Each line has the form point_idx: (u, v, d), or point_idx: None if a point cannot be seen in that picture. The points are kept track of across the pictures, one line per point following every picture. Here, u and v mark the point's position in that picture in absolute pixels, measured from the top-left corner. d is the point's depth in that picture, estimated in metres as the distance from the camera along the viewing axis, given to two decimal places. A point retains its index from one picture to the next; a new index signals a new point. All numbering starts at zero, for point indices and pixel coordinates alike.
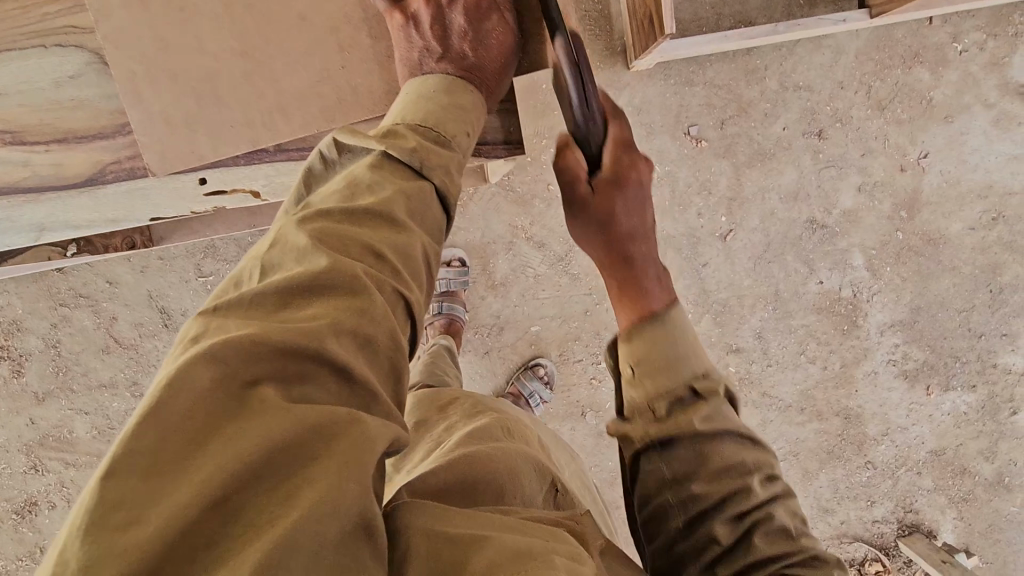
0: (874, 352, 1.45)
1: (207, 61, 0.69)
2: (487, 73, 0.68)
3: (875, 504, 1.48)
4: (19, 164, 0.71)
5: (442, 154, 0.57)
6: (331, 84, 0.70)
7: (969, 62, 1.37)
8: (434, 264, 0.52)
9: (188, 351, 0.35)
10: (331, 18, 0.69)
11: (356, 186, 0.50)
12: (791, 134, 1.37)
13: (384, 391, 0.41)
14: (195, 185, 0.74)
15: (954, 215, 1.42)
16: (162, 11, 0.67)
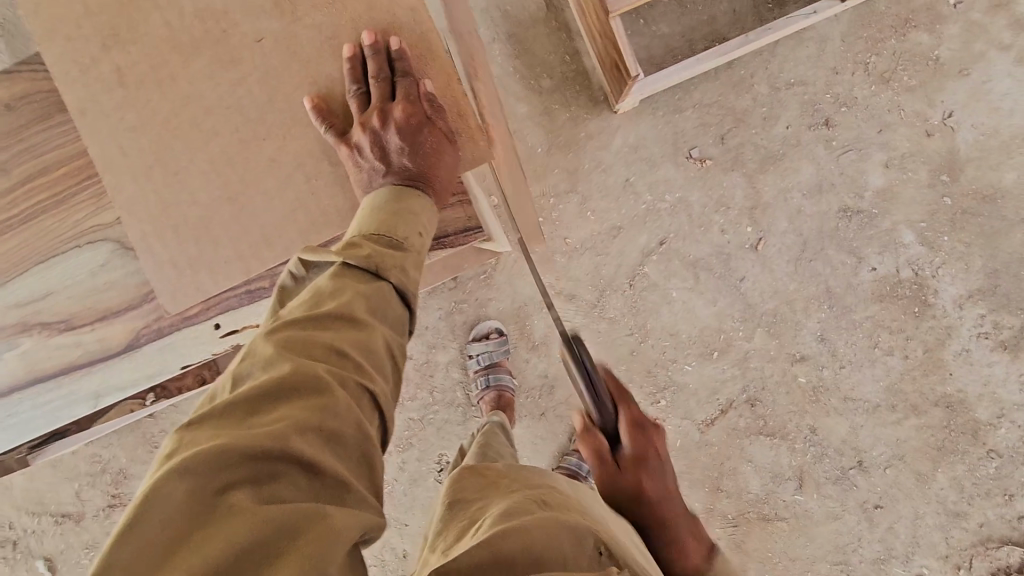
0: (959, 329, 1.32)
1: (201, 210, 0.78)
2: (430, 177, 0.74)
3: (1015, 498, 1.31)
4: (74, 345, 0.84)
5: (395, 256, 0.63)
6: (305, 209, 0.78)
7: (967, 11, 1.31)
8: (398, 353, 0.60)
9: (163, 468, 0.42)
10: (297, 156, 0.78)
11: (320, 294, 0.58)
12: (796, 130, 1.34)
13: (352, 476, 0.49)
14: (211, 330, 0.84)
15: (1003, 166, 1.32)
16: (162, 178, 0.78)
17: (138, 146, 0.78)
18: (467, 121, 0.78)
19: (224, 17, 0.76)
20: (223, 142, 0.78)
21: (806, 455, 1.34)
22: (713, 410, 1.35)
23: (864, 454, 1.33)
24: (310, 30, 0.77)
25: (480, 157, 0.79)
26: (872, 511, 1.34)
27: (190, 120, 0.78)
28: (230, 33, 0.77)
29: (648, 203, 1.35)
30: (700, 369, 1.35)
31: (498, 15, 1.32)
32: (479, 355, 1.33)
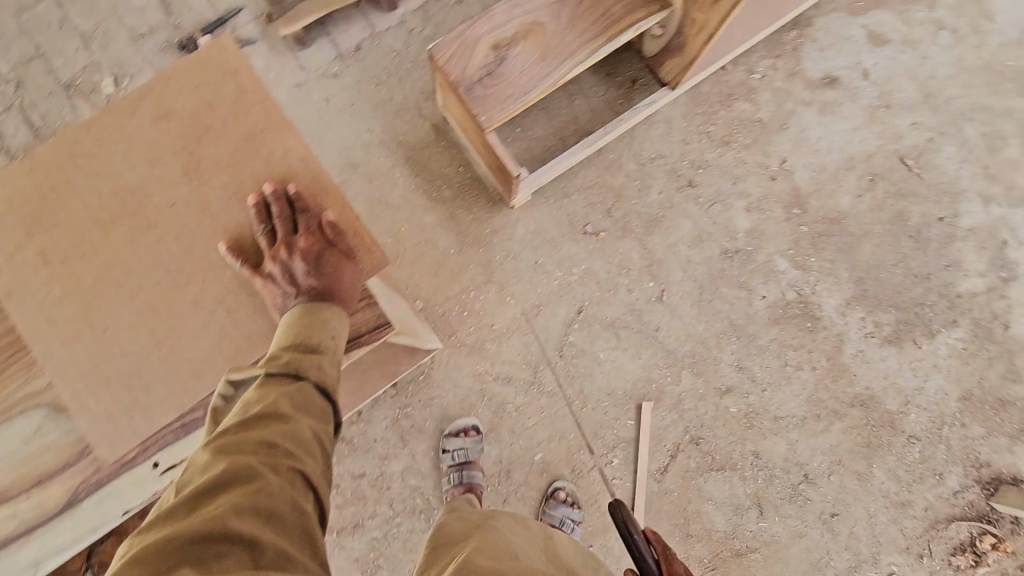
0: (849, 335, 1.49)
1: (132, 360, 0.82)
2: (337, 291, 0.83)
3: (946, 475, 1.42)
4: (10, 516, 0.86)
5: (312, 358, 0.74)
6: (230, 339, 0.84)
7: (771, 81, 1.62)
8: (325, 437, 0.69)
9: (123, 563, 0.51)
10: (217, 294, 0.84)
11: (248, 402, 0.68)
12: (667, 195, 1.55)
13: (291, 546, 0.57)
14: (151, 470, 0.89)
15: (837, 192, 1.57)
16: (91, 338, 0.82)
17: (66, 315, 0.82)
18: (363, 237, 0.86)
19: (137, 189, 0.85)
20: (146, 294, 0.83)
21: (758, 481, 1.41)
22: (664, 458, 1.41)
23: (807, 467, 1.42)
24: (219, 185, 0.86)
25: (379, 265, 0.87)
26: (831, 520, 1.40)
27: (113, 281, 0.83)
28: (145, 201, 0.85)
29: (559, 279, 1.48)
30: (642, 420, 1.43)
31: (393, 144, 1.49)
32: (454, 452, 1.35)
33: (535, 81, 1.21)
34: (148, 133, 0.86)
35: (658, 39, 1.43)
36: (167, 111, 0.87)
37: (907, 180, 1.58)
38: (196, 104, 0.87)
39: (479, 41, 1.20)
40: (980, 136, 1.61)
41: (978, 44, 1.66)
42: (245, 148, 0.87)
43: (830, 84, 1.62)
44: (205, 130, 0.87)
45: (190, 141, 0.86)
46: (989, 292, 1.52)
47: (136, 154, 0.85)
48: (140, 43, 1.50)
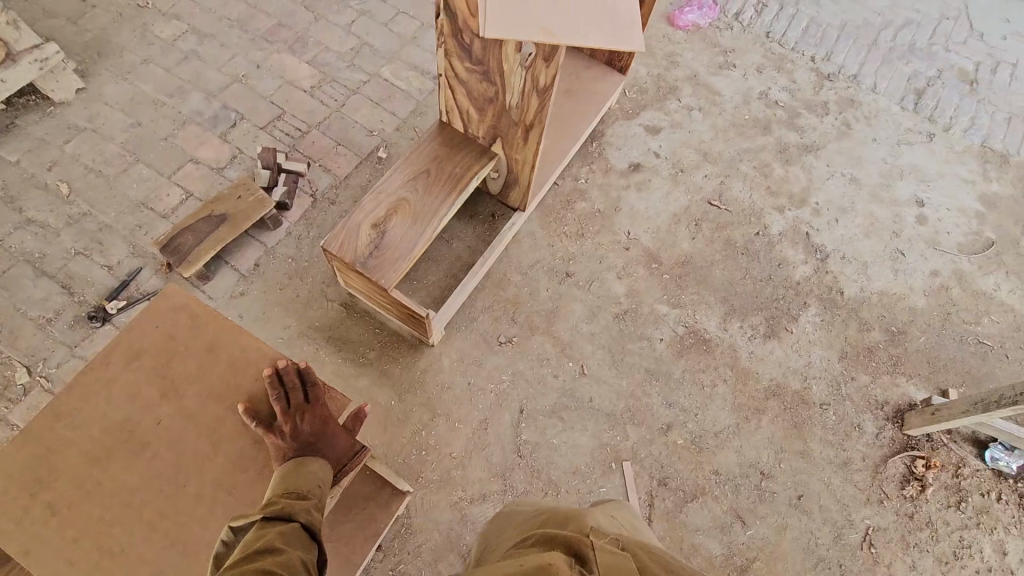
0: (739, 343, 1.78)
1: (153, 566, 0.87)
2: (323, 448, 0.98)
3: (862, 424, 1.68)
4: None
5: (301, 503, 0.84)
6: (234, 513, 0.92)
7: (595, 180, 2.03)
8: (312, 569, 0.76)
9: None
10: (214, 480, 0.93)
11: (246, 543, 0.77)
12: (554, 288, 1.81)
13: None
14: None
15: (678, 241, 1.95)
16: (110, 560, 0.87)
17: (82, 551, 0.87)
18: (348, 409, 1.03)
19: (124, 422, 0.95)
20: (151, 504, 0.91)
21: (729, 496, 1.55)
22: (646, 510, 1.52)
23: (759, 464, 1.60)
24: (194, 396, 0.98)
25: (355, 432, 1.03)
26: (801, 502, 1.56)
27: (119, 505, 0.90)
28: (134, 430, 0.95)
29: (494, 390, 1.63)
30: (611, 484, 1.55)
31: (311, 330, 1.65)
32: None
33: (414, 239, 1.47)
34: (123, 375, 0.98)
35: (498, 179, 1.73)
36: (135, 352, 0.99)
37: (721, 216, 2.01)
38: (160, 338, 1.01)
39: (360, 224, 1.47)
40: (752, 169, 2.12)
41: (720, 111, 2.24)
42: (207, 358, 1.01)
43: (636, 167, 2.07)
44: (173, 356, 1.00)
45: (162, 369, 0.99)
46: (817, 273, 1.92)
47: (117, 395, 0.97)
48: (49, 329, 1.59)
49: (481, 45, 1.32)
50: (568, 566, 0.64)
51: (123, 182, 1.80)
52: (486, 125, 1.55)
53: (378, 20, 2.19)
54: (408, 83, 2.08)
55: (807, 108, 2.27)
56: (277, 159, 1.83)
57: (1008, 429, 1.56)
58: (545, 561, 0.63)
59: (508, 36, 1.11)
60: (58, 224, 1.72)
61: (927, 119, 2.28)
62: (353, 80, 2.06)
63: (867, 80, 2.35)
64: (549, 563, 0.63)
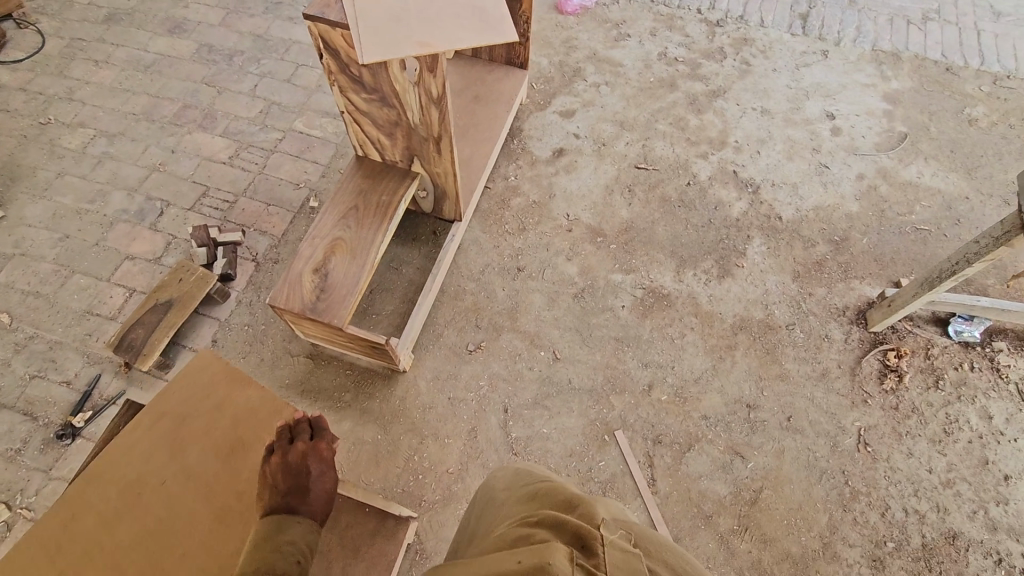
0: (696, 291, 1.82)
1: None
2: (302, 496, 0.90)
3: (829, 334, 1.74)
4: None
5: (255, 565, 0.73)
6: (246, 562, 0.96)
7: (524, 174, 2.07)
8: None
9: None
10: (228, 530, 0.97)
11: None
12: (509, 286, 1.84)
13: None
14: None
15: (616, 210, 2.00)
16: None
17: None
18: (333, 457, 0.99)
19: (145, 482, 0.99)
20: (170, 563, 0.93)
21: (722, 436, 1.59)
22: (647, 471, 1.55)
23: (744, 398, 1.64)
24: (209, 449, 1.04)
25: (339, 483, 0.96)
26: (792, 423, 1.61)
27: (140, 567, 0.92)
28: (154, 488, 0.99)
29: (476, 397, 1.65)
30: (608, 456, 1.57)
31: (283, 390, 1.66)
32: None
33: (357, 274, 1.48)
34: (143, 435, 1.02)
35: (427, 198, 1.74)
36: (151, 415, 1.04)
37: (651, 176, 2.07)
38: (177, 397, 1.08)
39: (301, 273, 1.48)
40: (669, 126, 2.19)
41: (627, 80, 2.31)
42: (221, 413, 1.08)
43: (560, 152, 2.13)
44: (191, 413, 1.07)
45: (181, 427, 1.05)
46: (752, 206, 1.99)
47: (137, 457, 1.01)
48: (20, 459, 1.57)
49: (370, 73, 1.33)
50: (568, 560, 0.64)
51: (64, 296, 1.79)
52: (400, 148, 1.56)
53: (280, 77, 2.23)
54: (322, 130, 2.12)
55: (706, 57, 2.36)
56: (212, 233, 1.83)
57: (959, 300, 1.62)
58: (543, 560, 0.62)
59: (387, 59, 1.15)
60: (6, 354, 1.70)
61: (818, 38, 2.39)
62: (269, 140, 2.09)
63: (754, 17, 2.45)
64: (549, 562, 0.62)
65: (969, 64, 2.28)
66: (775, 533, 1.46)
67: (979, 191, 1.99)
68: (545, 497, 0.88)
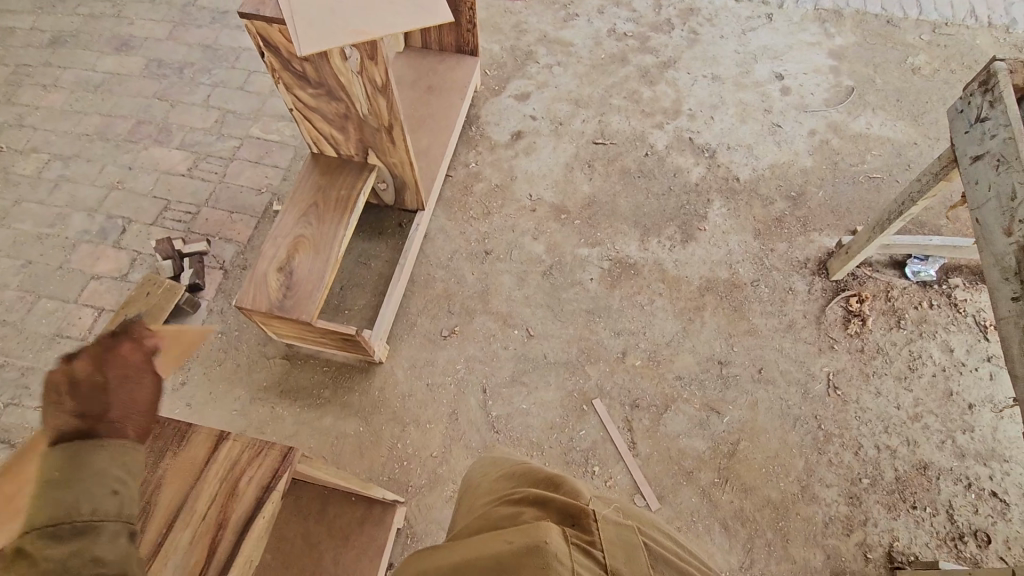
0: (662, 257, 1.86)
1: None
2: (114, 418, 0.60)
3: (793, 286, 1.78)
4: None
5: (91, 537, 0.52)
6: None
7: (484, 160, 2.09)
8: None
9: None
10: None
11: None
12: (478, 270, 1.86)
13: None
14: None
15: (578, 186, 2.02)
16: None
17: None
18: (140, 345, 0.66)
19: None
20: None
21: (697, 394, 1.62)
22: (627, 435, 1.58)
23: (715, 356, 1.68)
24: None
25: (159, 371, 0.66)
26: (763, 374, 1.65)
27: None
28: None
29: (453, 381, 1.67)
30: (588, 425, 1.60)
31: (261, 392, 1.66)
32: None
33: (321, 269, 1.48)
34: None
35: (387, 189, 1.75)
36: None
37: (609, 151, 2.10)
38: None
39: (266, 273, 1.48)
40: (624, 100, 2.22)
41: (579, 58, 2.34)
42: None
43: (519, 135, 2.15)
44: None
45: None
46: (710, 170, 2.02)
47: None
48: None
49: (314, 66, 1.34)
50: (563, 539, 0.63)
51: (31, 321, 1.78)
52: (354, 141, 1.57)
53: (232, 86, 2.23)
54: (279, 134, 2.12)
55: (654, 30, 2.39)
56: (177, 246, 1.82)
57: (902, 241, 1.70)
58: (540, 540, 0.60)
59: (327, 48, 1.16)
60: None
61: (762, 2, 2.43)
62: (227, 149, 2.08)
63: None
64: (545, 541, 0.61)
65: (909, 15, 2.33)
66: (754, 480, 1.50)
67: (926, 137, 2.05)
68: (527, 481, 0.87)
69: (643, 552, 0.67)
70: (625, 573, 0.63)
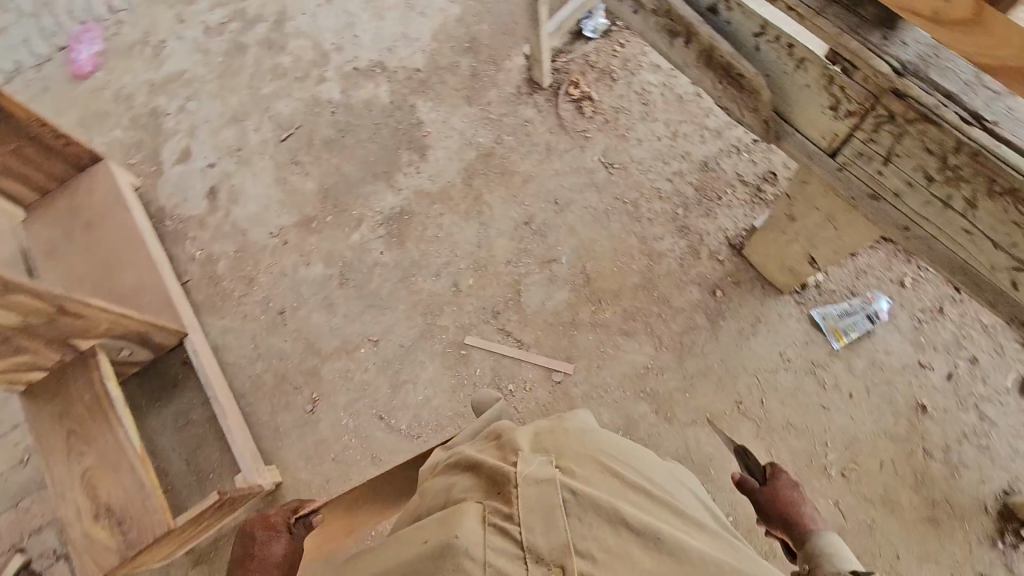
0: (417, 185, 1.83)
1: None
2: None
3: (524, 119, 1.88)
4: None
5: None
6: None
7: (203, 238, 1.85)
8: None
9: None
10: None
11: None
12: (288, 332, 1.72)
13: None
14: None
15: (303, 187, 1.88)
16: None
17: None
18: None
19: None
20: None
21: (530, 261, 1.71)
22: (510, 339, 1.64)
23: (517, 222, 1.76)
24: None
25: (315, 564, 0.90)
26: (560, 202, 1.77)
27: None
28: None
29: (352, 435, 1.60)
30: (479, 361, 1.63)
31: None
32: None
33: (139, 481, 1.30)
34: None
35: (135, 351, 1.51)
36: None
37: (300, 136, 1.94)
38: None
39: (86, 532, 1.27)
40: (272, 81, 2.03)
41: (197, 75, 2.06)
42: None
43: (212, 190, 1.91)
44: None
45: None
46: (391, 83, 1.97)
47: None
48: None
49: None
50: (482, 525, 0.68)
51: None
52: (51, 347, 1.30)
53: None
54: None
55: None
56: None
57: (561, 20, 1.91)
58: (450, 539, 0.66)
59: None
60: None
61: None
62: None
63: None
64: (455, 539, 0.66)
65: None
66: (613, 283, 1.67)
67: None
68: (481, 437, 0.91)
69: (566, 503, 0.71)
70: (543, 545, 0.67)
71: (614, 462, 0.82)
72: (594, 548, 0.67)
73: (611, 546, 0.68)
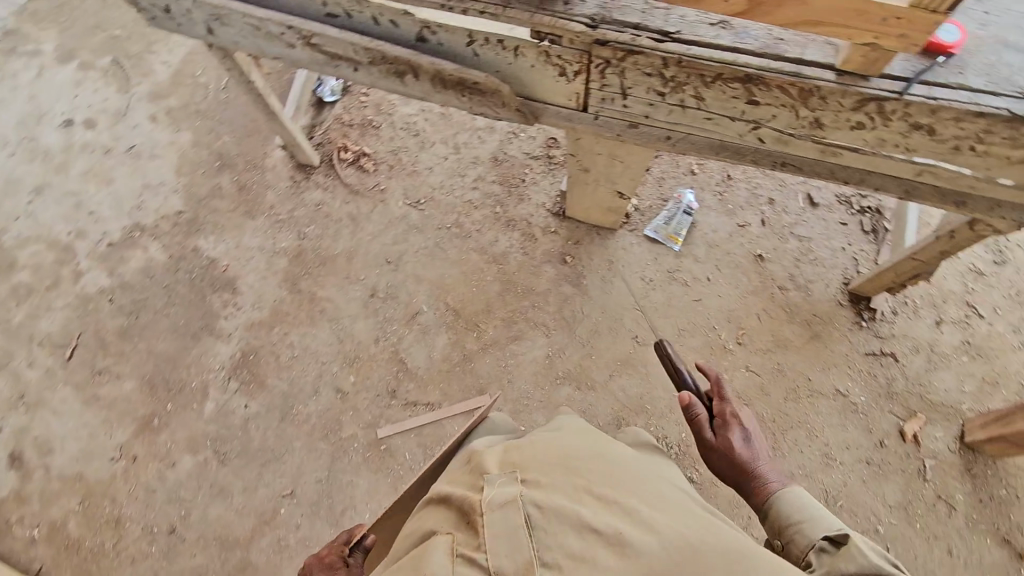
0: (245, 320, 1.69)
1: None
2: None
3: (316, 204, 1.81)
4: None
5: None
6: None
7: (34, 511, 1.53)
8: None
9: None
10: None
11: None
12: (192, 543, 1.49)
13: None
14: None
15: (122, 390, 1.63)
16: None
17: None
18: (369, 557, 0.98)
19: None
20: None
21: (397, 326, 1.67)
22: (420, 407, 1.59)
23: (364, 298, 1.70)
24: None
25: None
26: (392, 259, 1.74)
27: None
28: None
29: None
30: (403, 444, 1.56)
31: None
32: None
33: None
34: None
35: None
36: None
37: (88, 342, 1.68)
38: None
39: None
40: (21, 303, 1.73)
41: None
42: None
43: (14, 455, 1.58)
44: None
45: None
46: (159, 237, 1.79)
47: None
48: None
49: None
50: (453, 560, 0.69)
51: None
52: None
53: None
54: None
55: None
56: None
57: (296, 100, 1.87)
58: None
59: None
60: None
61: None
62: None
63: None
64: None
65: None
66: (480, 302, 1.69)
67: None
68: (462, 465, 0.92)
69: (530, 524, 0.71)
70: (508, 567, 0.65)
71: (581, 467, 0.80)
72: (559, 557, 0.66)
73: (576, 551, 0.67)
